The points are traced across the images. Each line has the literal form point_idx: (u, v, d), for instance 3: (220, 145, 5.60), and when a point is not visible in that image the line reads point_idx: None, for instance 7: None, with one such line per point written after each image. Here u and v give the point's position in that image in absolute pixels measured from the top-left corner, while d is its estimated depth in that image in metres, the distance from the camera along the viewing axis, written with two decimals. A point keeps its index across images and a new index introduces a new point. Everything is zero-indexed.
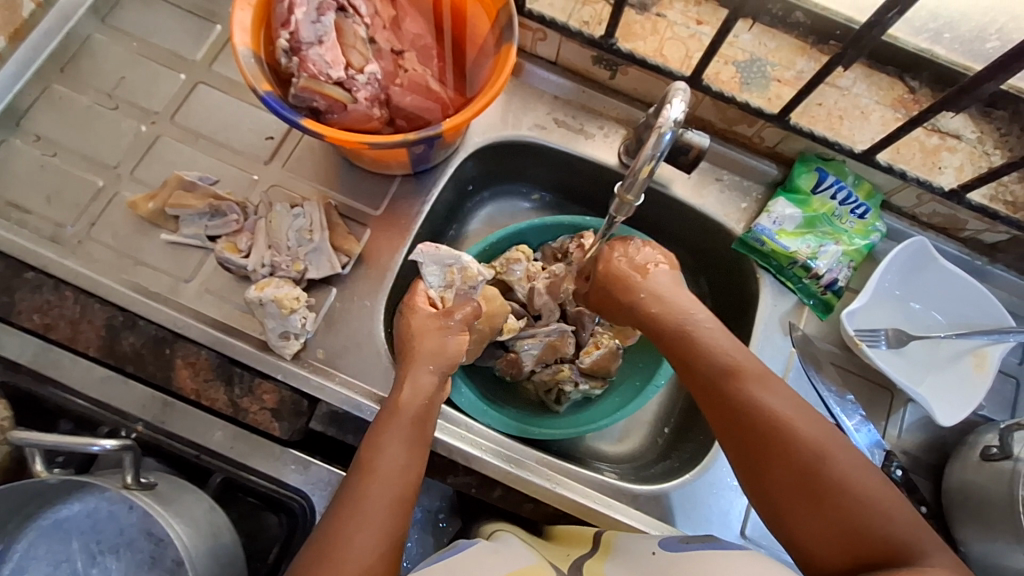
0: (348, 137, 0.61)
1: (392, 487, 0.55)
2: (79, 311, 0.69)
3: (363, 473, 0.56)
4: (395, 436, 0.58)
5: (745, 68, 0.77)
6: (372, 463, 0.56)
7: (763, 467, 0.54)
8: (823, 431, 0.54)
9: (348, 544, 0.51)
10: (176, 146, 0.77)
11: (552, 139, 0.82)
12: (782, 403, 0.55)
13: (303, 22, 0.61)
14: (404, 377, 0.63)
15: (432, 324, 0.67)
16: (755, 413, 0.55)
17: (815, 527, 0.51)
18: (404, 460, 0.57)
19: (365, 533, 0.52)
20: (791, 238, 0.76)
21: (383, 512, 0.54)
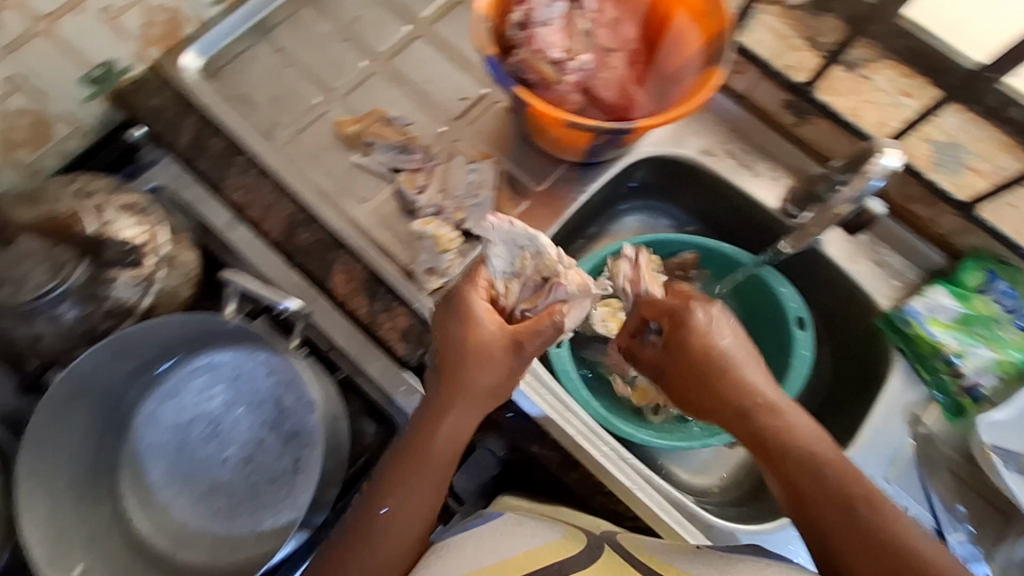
0: (549, 110, 0.67)
1: (432, 483, 0.59)
2: (272, 200, 0.79)
3: (404, 468, 0.59)
4: (436, 440, 0.60)
5: (942, 151, 0.74)
6: (427, 446, 0.60)
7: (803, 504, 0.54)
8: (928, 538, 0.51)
9: (392, 532, 0.57)
10: (384, 85, 0.87)
11: (718, 167, 0.84)
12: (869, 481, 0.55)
13: (541, 4, 0.69)
14: (450, 386, 0.61)
15: (490, 346, 0.61)
16: (794, 445, 0.56)
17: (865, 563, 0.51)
18: (453, 453, 0.61)
19: (402, 514, 0.57)
20: (942, 328, 0.74)
21: (418, 503, 0.58)
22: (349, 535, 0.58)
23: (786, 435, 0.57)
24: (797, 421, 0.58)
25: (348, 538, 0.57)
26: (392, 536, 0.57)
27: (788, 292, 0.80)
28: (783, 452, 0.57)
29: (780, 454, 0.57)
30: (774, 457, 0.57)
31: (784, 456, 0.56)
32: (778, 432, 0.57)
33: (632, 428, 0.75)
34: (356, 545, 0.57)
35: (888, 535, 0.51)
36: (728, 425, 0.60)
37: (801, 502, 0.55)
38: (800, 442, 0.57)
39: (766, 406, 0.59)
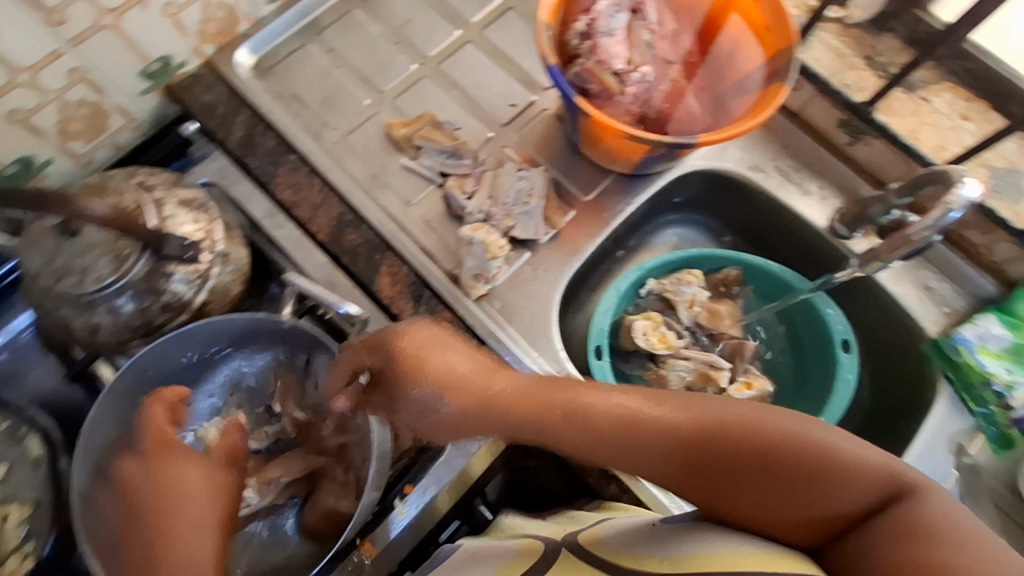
0: (610, 123, 0.66)
1: (192, 522, 0.52)
2: (320, 199, 0.79)
3: (157, 511, 0.52)
4: (171, 464, 0.55)
5: (999, 176, 0.74)
6: (164, 499, 0.53)
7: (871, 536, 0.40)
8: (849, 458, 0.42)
9: (153, 555, 0.50)
10: (434, 89, 0.87)
11: (766, 183, 0.83)
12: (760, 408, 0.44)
13: (605, 14, 0.68)
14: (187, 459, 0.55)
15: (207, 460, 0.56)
16: (778, 451, 0.42)
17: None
18: (206, 502, 0.53)
19: (183, 539, 0.51)
20: (991, 358, 0.73)
21: (189, 517, 0.52)
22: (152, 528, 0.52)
23: (657, 428, 0.46)
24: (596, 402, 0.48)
25: (156, 523, 0.52)
26: (174, 551, 0.50)
27: (832, 312, 0.80)
28: (688, 442, 0.45)
29: (706, 470, 0.44)
30: (774, 478, 0.42)
31: (739, 456, 0.43)
32: (605, 409, 0.47)
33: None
34: (149, 564, 0.50)
35: (935, 553, 0.37)
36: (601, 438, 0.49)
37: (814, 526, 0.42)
38: (729, 432, 0.44)
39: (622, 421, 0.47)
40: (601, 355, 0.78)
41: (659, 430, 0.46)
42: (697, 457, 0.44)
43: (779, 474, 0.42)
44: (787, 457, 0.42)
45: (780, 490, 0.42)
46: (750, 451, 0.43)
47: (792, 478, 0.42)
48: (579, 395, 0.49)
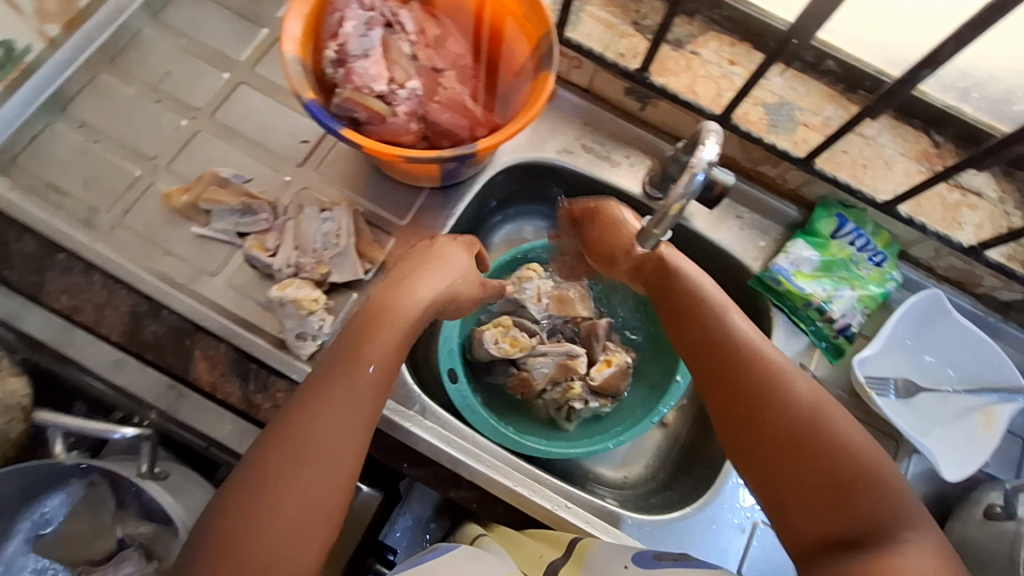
0: (385, 150, 0.63)
1: (357, 415, 0.53)
2: (106, 296, 0.70)
3: (349, 369, 0.55)
4: (387, 332, 0.58)
5: (773, 111, 0.78)
6: (364, 360, 0.55)
7: (773, 457, 0.52)
8: (815, 396, 0.53)
9: (317, 414, 0.52)
10: (213, 142, 0.79)
11: (578, 164, 0.83)
12: (775, 352, 0.57)
13: (352, 35, 0.65)
14: (319, 403, 0.52)
15: (339, 392, 0.54)
16: (823, 437, 0.51)
17: (804, 466, 0.50)
18: (326, 448, 0.51)
19: (326, 443, 0.51)
20: (807, 280, 0.78)
21: (349, 416, 0.53)
22: (253, 488, 0.48)
23: (746, 342, 0.57)
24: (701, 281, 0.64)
25: (233, 517, 0.47)
26: (285, 484, 0.49)
27: None
28: (757, 387, 0.54)
29: (756, 402, 0.54)
30: (808, 454, 0.50)
31: (746, 377, 0.55)
32: (733, 332, 0.58)
33: (543, 445, 0.74)
34: (294, 446, 0.50)
35: (831, 442, 0.50)
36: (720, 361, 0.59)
37: (744, 411, 0.54)
38: (799, 402, 0.53)
39: (713, 307, 0.61)
40: (456, 377, 0.76)
41: (745, 366, 0.56)
42: (750, 400, 0.54)
43: (814, 453, 0.50)
44: (824, 442, 0.50)
45: (801, 459, 0.50)
46: (818, 429, 0.51)
47: (782, 443, 0.51)
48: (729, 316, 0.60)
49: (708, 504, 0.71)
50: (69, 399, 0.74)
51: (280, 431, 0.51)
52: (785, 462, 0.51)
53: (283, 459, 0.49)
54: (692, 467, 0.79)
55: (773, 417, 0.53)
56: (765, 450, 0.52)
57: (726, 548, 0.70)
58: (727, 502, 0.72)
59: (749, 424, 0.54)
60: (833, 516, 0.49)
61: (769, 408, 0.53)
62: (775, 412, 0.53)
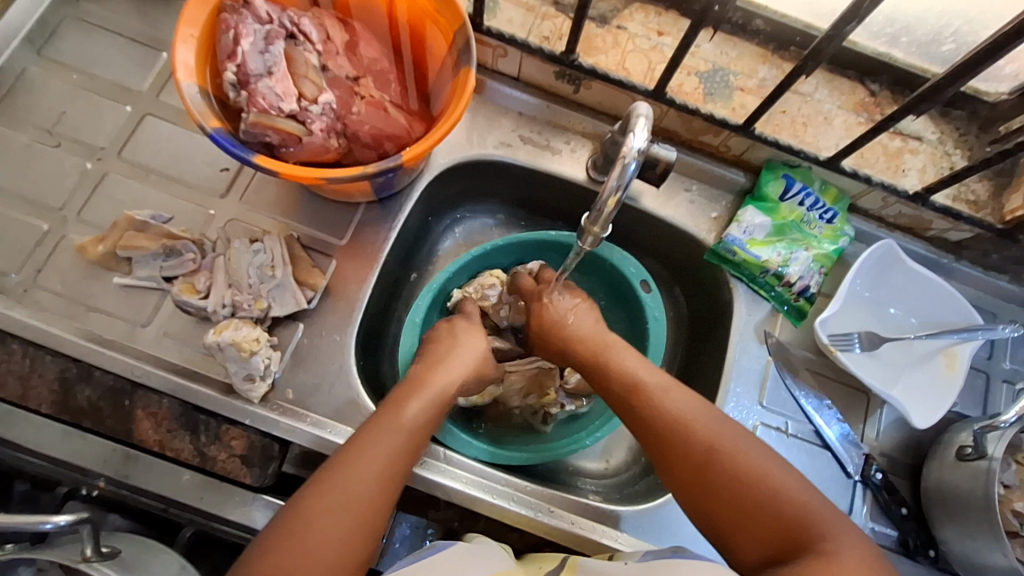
0: (302, 173, 0.59)
1: (395, 464, 0.55)
2: (28, 365, 0.65)
3: (389, 426, 0.57)
4: (418, 403, 0.60)
5: (707, 78, 0.76)
6: (402, 422, 0.58)
7: (692, 496, 0.55)
8: (722, 430, 0.57)
9: (360, 462, 0.53)
10: (125, 183, 0.74)
11: (518, 157, 0.80)
12: (684, 404, 0.59)
13: (250, 53, 0.60)
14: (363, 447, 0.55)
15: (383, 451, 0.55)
16: (728, 473, 0.54)
17: (717, 499, 0.54)
18: (371, 489, 0.53)
19: (364, 494, 0.52)
20: (761, 247, 0.76)
21: (385, 469, 0.54)
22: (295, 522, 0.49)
23: (653, 406, 0.59)
24: (613, 352, 0.65)
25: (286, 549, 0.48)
26: (329, 523, 0.50)
27: (625, 259, 0.80)
28: (665, 440, 0.57)
29: (669, 454, 0.57)
30: (714, 488, 0.54)
31: (658, 428, 0.58)
32: (653, 407, 0.59)
33: (529, 453, 0.72)
34: (325, 493, 0.51)
35: (739, 478, 0.54)
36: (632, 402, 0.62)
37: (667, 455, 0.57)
38: (695, 447, 0.56)
39: (626, 388, 0.62)
40: None
41: (659, 423, 0.58)
42: (670, 451, 0.57)
43: (724, 490, 0.53)
44: (733, 481, 0.53)
45: (714, 494, 0.54)
46: (721, 468, 0.54)
47: (694, 486, 0.55)
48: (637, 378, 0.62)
49: None
50: (9, 479, 0.68)
51: (321, 477, 0.52)
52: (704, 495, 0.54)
53: (328, 501, 0.51)
54: None
55: (680, 457, 0.56)
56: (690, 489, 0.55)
57: None
58: None
59: (667, 472, 0.57)
60: (755, 537, 0.52)
61: (678, 450, 0.56)
62: (680, 454, 0.56)
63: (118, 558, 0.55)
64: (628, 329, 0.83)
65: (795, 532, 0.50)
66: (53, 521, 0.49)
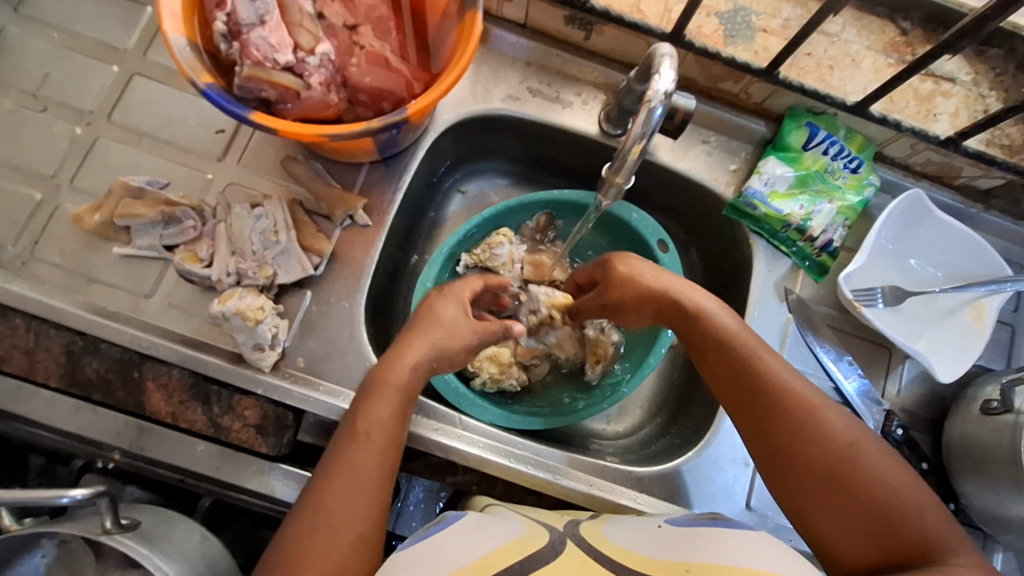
0: (304, 130, 0.56)
1: (376, 482, 0.52)
2: (33, 339, 0.63)
3: (355, 441, 0.53)
4: (383, 403, 0.55)
5: (728, 19, 0.71)
6: (368, 435, 0.54)
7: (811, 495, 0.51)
8: (853, 425, 0.52)
9: (353, 463, 0.52)
10: (118, 148, 0.70)
11: (526, 110, 0.76)
12: (812, 390, 0.54)
13: (240, 0, 0.55)
14: (357, 440, 0.53)
15: (379, 442, 0.54)
16: (867, 478, 0.49)
17: (844, 505, 0.49)
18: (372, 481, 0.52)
19: (357, 519, 0.50)
20: (783, 200, 0.73)
21: (372, 488, 0.52)
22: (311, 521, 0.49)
23: (778, 382, 0.54)
24: (723, 321, 0.59)
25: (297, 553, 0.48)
26: (332, 558, 0.48)
27: (640, 216, 0.77)
28: (794, 425, 0.52)
29: (789, 439, 0.52)
30: (850, 490, 0.49)
31: (780, 412, 0.53)
32: (770, 380, 0.55)
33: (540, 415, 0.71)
34: (329, 527, 0.49)
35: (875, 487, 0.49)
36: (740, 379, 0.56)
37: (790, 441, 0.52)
38: (836, 439, 0.51)
39: (747, 358, 0.56)
40: None
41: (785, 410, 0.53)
42: (794, 445, 0.52)
43: (856, 490, 0.49)
44: (865, 482, 0.49)
45: (850, 496, 0.49)
46: (851, 469, 0.50)
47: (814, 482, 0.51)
48: (763, 361, 0.56)
49: (709, 445, 0.70)
50: (23, 453, 0.68)
51: (315, 506, 0.50)
52: (829, 499, 0.50)
53: (317, 538, 0.48)
54: (690, 407, 0.76)
55: (812, 452, 0.51)
56: (812, 485, 0.51)
57: (733, 484, 0.69)
58: (729, 440, 0.70)
59: (789, 460, 0.52)
60: (875, 542, 0.48)
61: (805, 444, 0.51)
62: (814, 452, 0.51)
63: (138, 530, 0.54)
64: None
65: (920, 544, 0.47)
66: (70, 495, 0.49)
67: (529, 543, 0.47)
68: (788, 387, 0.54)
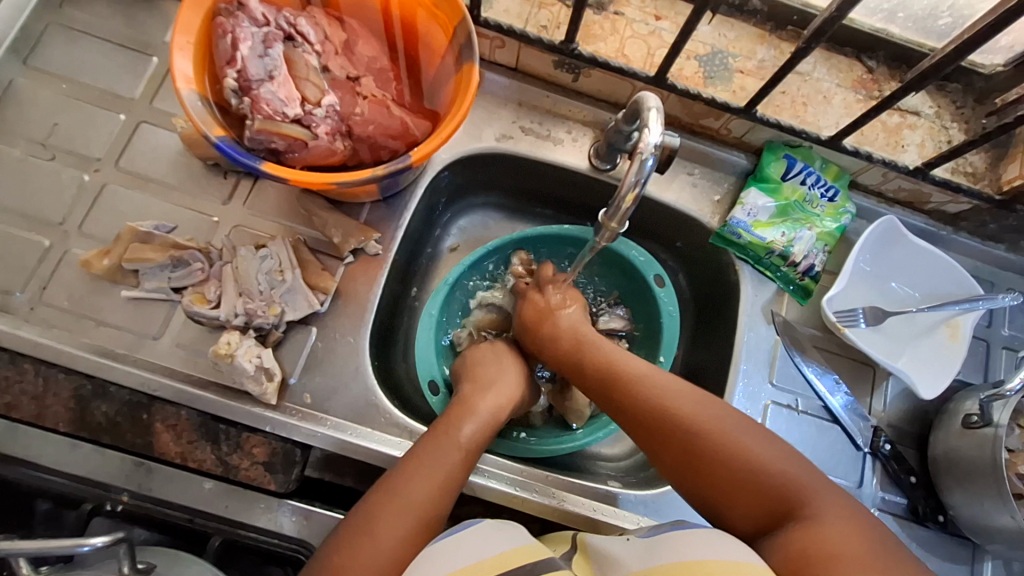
0: (312, 179, 0.59)
1: (447, 481, 0.56)
2: (42, 384, 0.64)
3: (440, 444, 0.58)
4: (468, 424, 0.61)
5: (707, 61, 0.76)
6: (456, 440, 0.59)
7: (685, 474, 0.57)
8: (702, 405, 0.58)
9: (433, 461, 0.56)
10: (125, 194, 0.72)
11: (519, 148, 0.80)
12: (667, 385, 0.60)
13: (250, 57, 0.59)
14: (440, 445, 0.58)
15: (455, 451, 0.58)
16: (733, 458, 0.55)
17: (724, 488, 0.55)
18: (444, 480, 0.56)
19: (423, 508, 0.53)
20: (766, 228, 0.77)
21: (443, 489, 0.55)
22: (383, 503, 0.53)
23: (637, 388, 0.60)
24: (601, 345, 0.65)
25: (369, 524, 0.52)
26: (388, 532, 0.51)
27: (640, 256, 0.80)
28: (659, 423, 0.58)
29: (666, 438, 0.58)
30: (711, 471, 0.55)
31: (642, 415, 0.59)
32: (641, 391, 0.60)
33: (514, 444, 0.73)
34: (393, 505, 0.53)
35: (745, 465, 0.54)
36: (591, 386, 0.64)
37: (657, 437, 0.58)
38: (685, 427, 0.57)
39: (607, 368, 0.63)
40: (437, 388, 0.74)
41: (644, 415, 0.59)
42: (660, 440, 0.58)
43: (728, 474, 0.55)
44: (734, 464, 0.55)
45: (717, 479, 0.55)
46: (705, 446, 0.56)
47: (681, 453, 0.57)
48: (621, 368, 0.62)
49: None
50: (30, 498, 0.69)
51: (391, 487, 0.54)
52: (718, 487, 0.55)
53: (383, 512, 0.52)
54: None
55: (676, 445, 0.57)
56: (689, 476, 0.56)
57: None
58: None
59: (660, 456, 0.58)
60: (745, 511, 0.54)
61: (670, 438, 0.57)
62: (681, 446, 0.57)
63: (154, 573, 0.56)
64: (637, 318, 0.84)
65: (786, 504, 0.52)
66: (91, 544, 0.49)
67: (523, 556, 0.49)
68: (637, 387, 0.60)
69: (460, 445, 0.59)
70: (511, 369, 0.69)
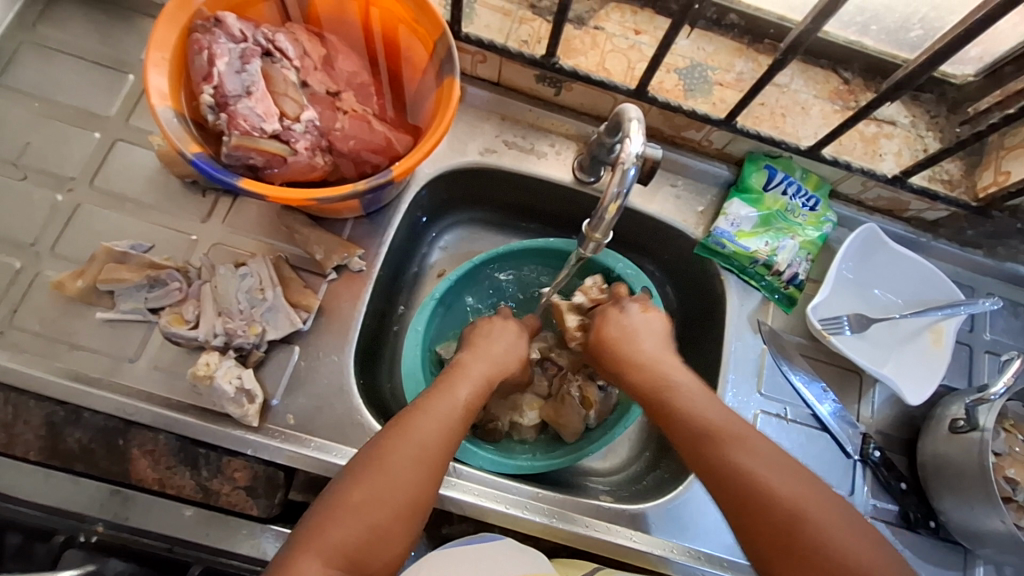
0: (291, 194, 0.58)
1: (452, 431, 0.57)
2: (12, 412, 0.62)
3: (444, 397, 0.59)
4: (466, 383, 0.61)
5: (686, 74, 0.77)
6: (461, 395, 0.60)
7: (773, 555, 0.52)
8: (798, 484, 0.53)
9: (438, 412, 0.57)
10: (100, 213, 0.71)
11: (503, 162, 0.80)
12: (757, 462, 0.55)
13: (227, 73, 0.59)
14: (445, 398, 0.59)
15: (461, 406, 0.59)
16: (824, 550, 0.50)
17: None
18: (450, 431, 0.56)
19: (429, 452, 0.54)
20: (749, 238, 0.78)
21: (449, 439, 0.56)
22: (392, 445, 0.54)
23: (724, 461, 0.55)
24: (683, 399, 0.61)
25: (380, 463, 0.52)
26: (401, 473, 0.52)
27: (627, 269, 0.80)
28: (742, 498, 0.53)
29: (750, 515, 0.53)
30: (801, 558, 0.50)
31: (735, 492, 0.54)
32: (727, 461, 0.55)
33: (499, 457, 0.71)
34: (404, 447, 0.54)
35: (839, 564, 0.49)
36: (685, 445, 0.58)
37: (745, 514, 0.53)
38: (781, 510, 0.52)
39: (703, 433, 0.57)
40: None
41: (728, 470, 0.55)
42: (748, 517, 0.53)
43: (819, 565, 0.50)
44: (829, 558, 0.50)
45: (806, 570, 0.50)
46: (800, 535, 0.51)
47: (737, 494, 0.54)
48: (717, 426, 0.57)
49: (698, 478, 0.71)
50: None
51: (401, 431, 0.55)
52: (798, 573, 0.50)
53: (394, 451, 0.53)
54: None
55: (763, 522, 0.52)
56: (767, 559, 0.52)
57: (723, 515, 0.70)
58: None
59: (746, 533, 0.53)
60: None
61: (756, 512, 0.52)
62: (767, 526, 0.52)
63: None
64: None
65: None
66: None
67: None
68: (723, 456, 0.55)
69: (464, 402, 0.59)
70: (511, 352, 0.68)
